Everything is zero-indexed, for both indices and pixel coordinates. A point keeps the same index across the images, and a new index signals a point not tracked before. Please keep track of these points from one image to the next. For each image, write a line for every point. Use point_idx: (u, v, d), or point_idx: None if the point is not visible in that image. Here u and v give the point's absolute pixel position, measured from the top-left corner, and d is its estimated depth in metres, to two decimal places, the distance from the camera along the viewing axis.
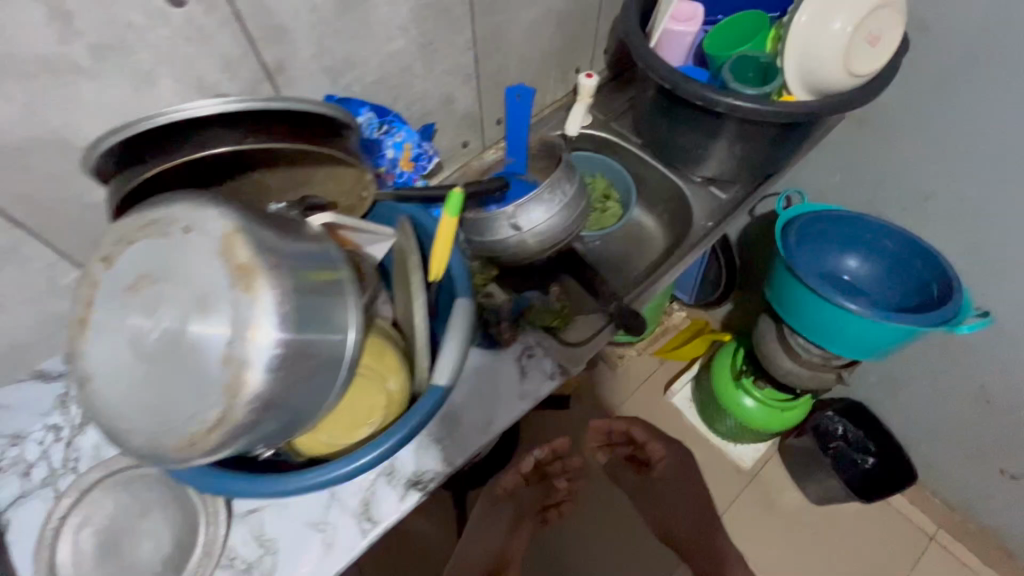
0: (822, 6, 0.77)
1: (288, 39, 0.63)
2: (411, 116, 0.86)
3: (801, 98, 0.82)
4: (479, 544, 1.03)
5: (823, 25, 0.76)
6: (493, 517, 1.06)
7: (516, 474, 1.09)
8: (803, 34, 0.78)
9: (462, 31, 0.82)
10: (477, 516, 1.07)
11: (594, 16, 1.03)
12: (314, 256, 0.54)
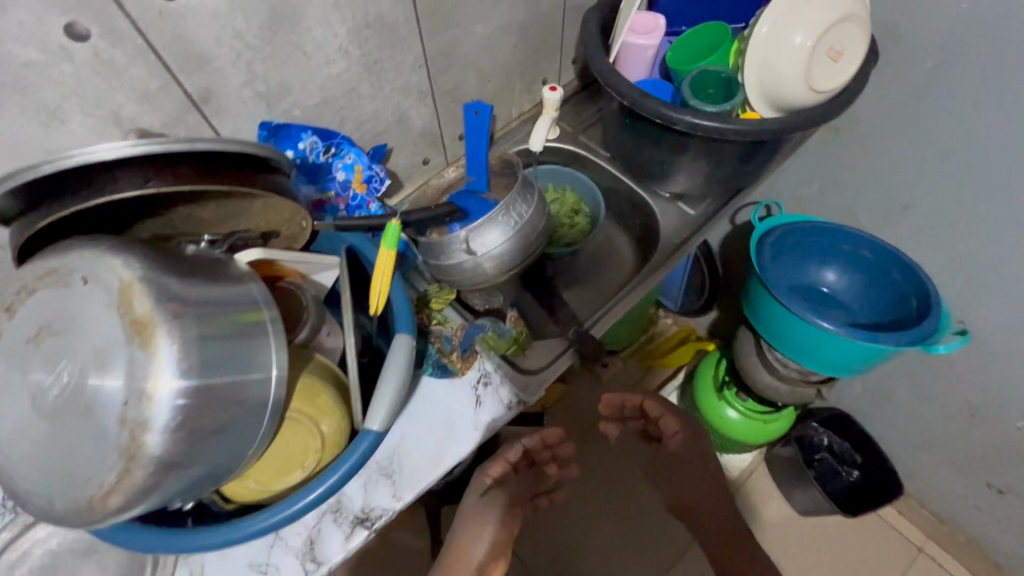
0: (782, 17, 0.73)
1: (212, 67, 0.60)
2: (362, 136, 0.84)
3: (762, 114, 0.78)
4: (471, 543, 0.89)
5: (783, 37, 0.73)
6: (487, 510, 0.92)
7: (505, 461, 0.98)
8: (762, 47, 0.75)
9: (411, 49, 0.79)
10: (467, 507, 0.94)
11: (558, 27, 1.00)
12: (230, 301, 0.51)
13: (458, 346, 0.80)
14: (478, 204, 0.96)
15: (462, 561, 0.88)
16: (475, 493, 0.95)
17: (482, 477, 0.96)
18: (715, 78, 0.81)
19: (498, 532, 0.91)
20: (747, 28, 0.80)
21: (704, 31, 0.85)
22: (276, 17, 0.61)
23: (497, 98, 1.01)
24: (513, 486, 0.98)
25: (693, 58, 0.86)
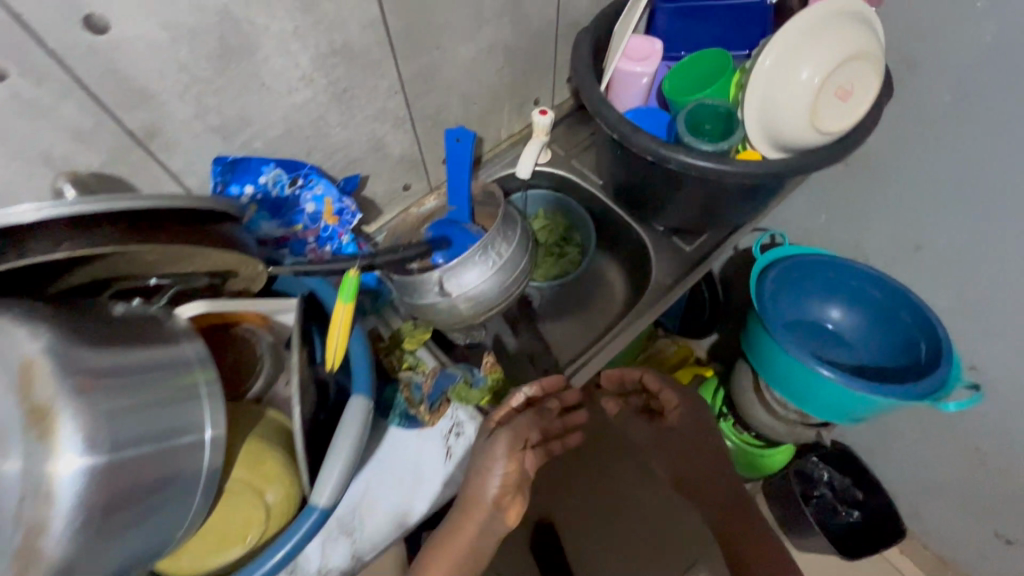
0: (789, 51, 0.67)
1: (156, 103, 0.55)
2: (334, 165, 0.78)
3: (763, 153, 0.72)
4: (482, 480, 0.67)
5: (789, 74, 0.67)
6: (494, 450, 0.68)
7: (513, 408, 0.73)
8: (764, 83, 0.68)
9: (384, 75, 0.73)
10: (475, 448, 0.71)
11: (551, 46, 0.94)
12: (151, 369, 0.47)
13: (428, 393, 0.75)
14: (459, 236, 0.91)
15: (473, 494, 0.68)
16: (478, 437, 0.71)
17: (485, 423, 0.72)
18: (713, 112, 0.75)
19: (512, 463, 0.68)
20: (749, 60, 0.73)
21: (704, 59, 0.78)
22: (227, 48, 0.56)
23: (483, 121, 0.95)
24: (522, 422, 0.71)
25: (691, 89, 0.80)
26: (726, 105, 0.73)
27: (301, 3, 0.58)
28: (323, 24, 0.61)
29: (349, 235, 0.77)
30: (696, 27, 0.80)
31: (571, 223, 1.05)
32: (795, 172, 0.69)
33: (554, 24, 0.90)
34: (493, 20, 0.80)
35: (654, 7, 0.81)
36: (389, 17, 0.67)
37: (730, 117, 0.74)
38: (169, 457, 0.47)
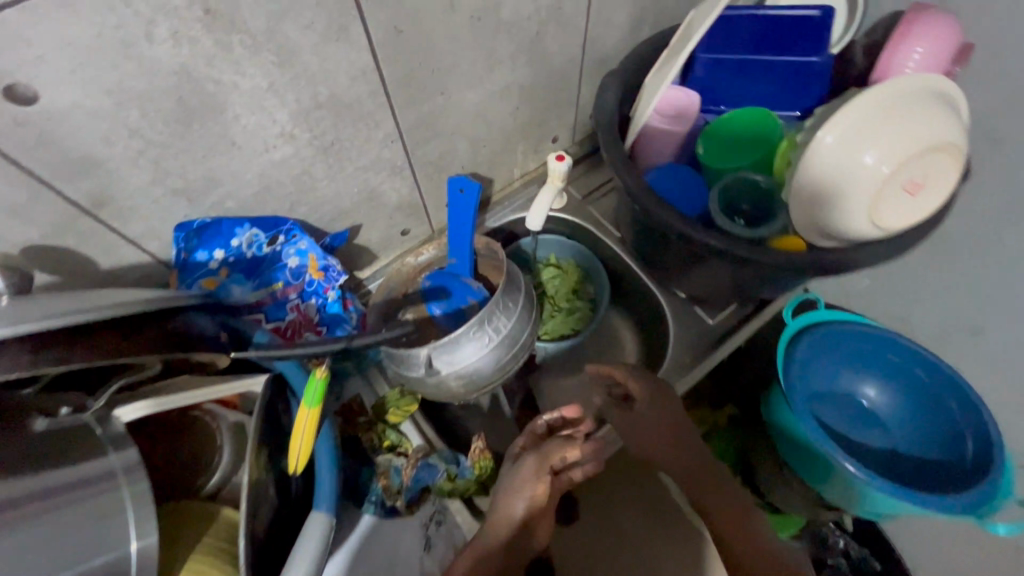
0: (856, 125, 0.56)
1: (105, 171, 0.48)
2: (321, 217, 0.71)
3: (809, 240, 0.62)
4: (510, 500, 0.64)
5: (852, 154, 0.56)
6: (521, 472, 0.66)
7: (536, 433, 0.74)
8: (825, 161, 0.58)
9: (378, 126, 0.64)
10: (501, 472, 0.69)
11: (575, 84, 0.84)
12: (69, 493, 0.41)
13: (409, 481, 0.66)
14: (458, 290, 0.84)
15: (498, 517, 0.63)
16: (506, 462, 0.71)
17: (509, 448, 0.73)
18: (753, 187, 0.67)
19: (541, 484, 0.65)
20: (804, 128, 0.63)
21: (751, 116, 0.69)
22: (188, 110, 0.48)
23: (493, 163, 0.86)
24: (552, 447, 0.68)
25: (731, 150, 0.70)
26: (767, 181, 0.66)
27: (276, 58, 0.50)
28: (303, 78, 0.53)
29: (335, 288, 0.71)
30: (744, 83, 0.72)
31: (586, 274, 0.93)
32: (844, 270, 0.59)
33: (578, 61, 0.80)
34: (508, 61, 0.70)
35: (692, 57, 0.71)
36: (383, 66, 0.58)
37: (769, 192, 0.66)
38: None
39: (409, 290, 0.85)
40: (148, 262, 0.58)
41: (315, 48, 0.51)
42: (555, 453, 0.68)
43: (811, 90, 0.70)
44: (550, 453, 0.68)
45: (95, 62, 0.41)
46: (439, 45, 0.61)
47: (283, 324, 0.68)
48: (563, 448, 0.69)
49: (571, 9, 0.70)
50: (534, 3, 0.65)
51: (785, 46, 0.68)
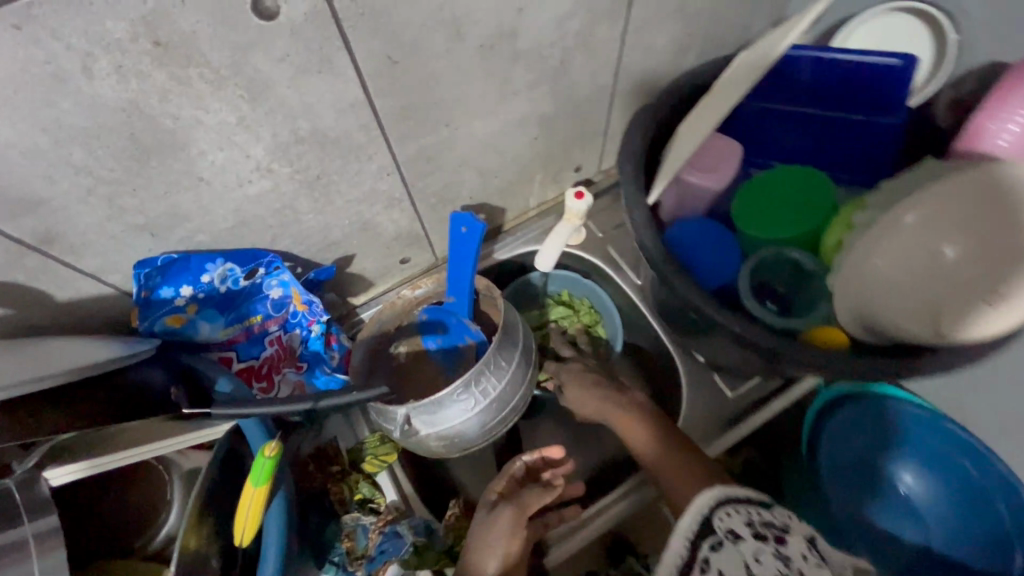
0: (945, 207, 0.49)
1: (50, 209, 0.43)
2: (309, 249, 0.65)
3: (848, 330, 0.55)
4: (482, 557, 0.57)
5: (930, 243, 0.49)
6: (498, 527, 0.59)
7: (513, 477, 0.66)
8: (893, 240, 0.50)
9: (371, 158, 0.58)
10: (473, 523, 0.61)
11: (605, 113, 0.74)
12: None
13: (372, 548, 0.61)
14: (455, 328, 0.78)
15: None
16: (479, 511, 0.62)
17: (486, 496, 0.63)
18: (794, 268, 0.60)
19: (515, 541, 0.59)
20: (862, 210, 0.57)
21: (798, 179, 0.61)
22: (143, 148, 0.43)
23: (506, 194, 0.78)
24: (531, 497, 0.62)
25: (774, 213, 0.61)
26: (809, 262, 0.59)
27: (245, 91, 0.43)
28: (279, 112, 0.47)
29: (320, 321, 0.65)
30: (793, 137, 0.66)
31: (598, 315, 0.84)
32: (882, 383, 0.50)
33: (610, 90, 0.70)
34: (525, 91, 0.62)
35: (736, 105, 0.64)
36: (376, 99, 0.51)
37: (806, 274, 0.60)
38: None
39: (402, 322, 0.79)
40: (112, 295, 0.54)
41: (292, 81, 0.45)
42: (534, 504, 0.62)
43: (868, 152, 0.63)
44: (529, 504, 0.61)
45: (25, 100, 0.36)
46: (442, 76, 0.53)
47: (257, 362, 0.63)
48: (543, 496, 0.62)
49: (603, 36, 0.61)
50: (559, 30, 0.57)
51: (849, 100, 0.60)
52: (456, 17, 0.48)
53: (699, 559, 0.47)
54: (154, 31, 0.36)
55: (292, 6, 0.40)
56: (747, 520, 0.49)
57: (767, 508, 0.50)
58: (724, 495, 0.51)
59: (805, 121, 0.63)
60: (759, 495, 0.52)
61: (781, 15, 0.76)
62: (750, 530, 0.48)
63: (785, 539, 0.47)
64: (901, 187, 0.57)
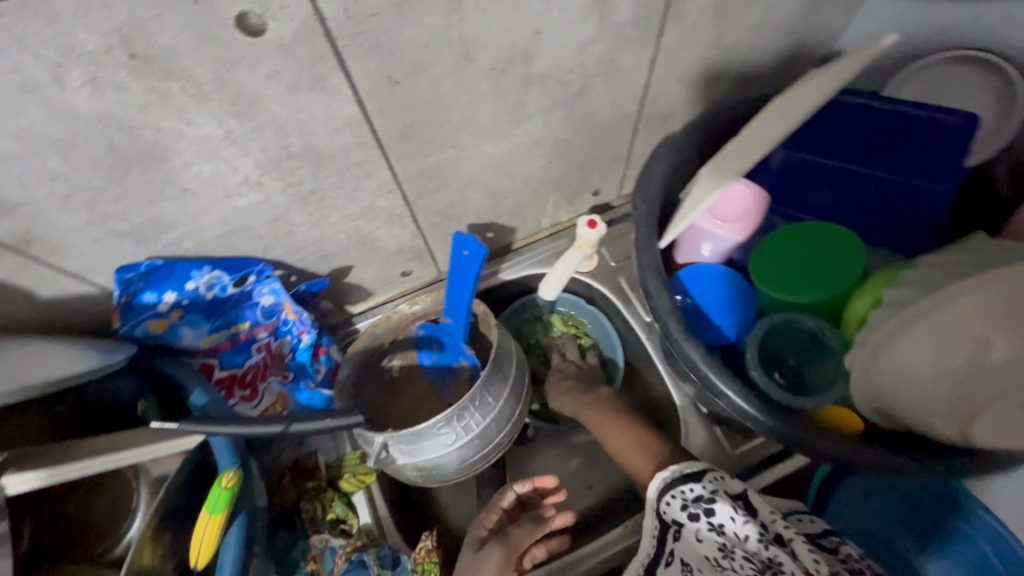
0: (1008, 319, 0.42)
1: (26, 212, 0.42)
2: (303, 261, 0.62)
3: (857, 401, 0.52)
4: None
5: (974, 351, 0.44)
6: (489, 568, 0.56)
7: (503, 510, 0.63)
8: (931, 336, 0.45)
9: (370, 176, 0.55)
10: (461, 562, 0.58)
11: (629, 139, 0.69)
12: None
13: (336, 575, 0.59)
14: (451, 348, 0.70)
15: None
16: (467, 550, 0.60)
17: (475, 532, 0.61)
18: (809, 334, 0.58)
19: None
20: (898, 285, 0.52)
21: (830, 239, 0.58)
22: (122, 158, 0.41)
23: (517, 215, 0.73)
24: (519, 535, 0.60)
25: (797, 273, 0.59)
26: (830, 335, 0.56)
27: (232, 106, 0.41)
28: (269, 128, 0.44)
29: (310, 332, 0.64)
30: (831, 192, 0.61)
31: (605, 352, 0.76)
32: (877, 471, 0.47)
33: (635, 117, 0.65)
34: (540, 115, 0.58)
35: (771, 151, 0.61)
36: (375, 117, 0.48)
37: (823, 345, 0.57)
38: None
39: (398, 336, 0.70)
40: (96, 295, 0.53)
41: (282, 98, 0.42)
42: (522, 543, 0.59)
43: (910, 223, 0.59)
44: (518, 542, 0.59)
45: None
46: (449, 97, 0.50)
47: (240, 370, 0.62)
48: (533, 533, 0.61)
49: (629, 63, 0.57)
50: (578, 55, 0.53)
51: (898, 163, 0.57)
52: (464, 38, 0.45)
53: (663, 553, 0.51)
54: (129, 44, 0.34)
55: (280, 24, 0.37)
56: (681, 499, 0.49)
57: (702, 477, 0.50)
58: (666, 478, 0.51)
59: (845, 179, 0.59)
60: (693, 464, 0.52)
61: (833, 50, 0.70)
62: (687, 509, 0.49)
63: (714, 507, 0.47)
64: (967, 262, 0.50)
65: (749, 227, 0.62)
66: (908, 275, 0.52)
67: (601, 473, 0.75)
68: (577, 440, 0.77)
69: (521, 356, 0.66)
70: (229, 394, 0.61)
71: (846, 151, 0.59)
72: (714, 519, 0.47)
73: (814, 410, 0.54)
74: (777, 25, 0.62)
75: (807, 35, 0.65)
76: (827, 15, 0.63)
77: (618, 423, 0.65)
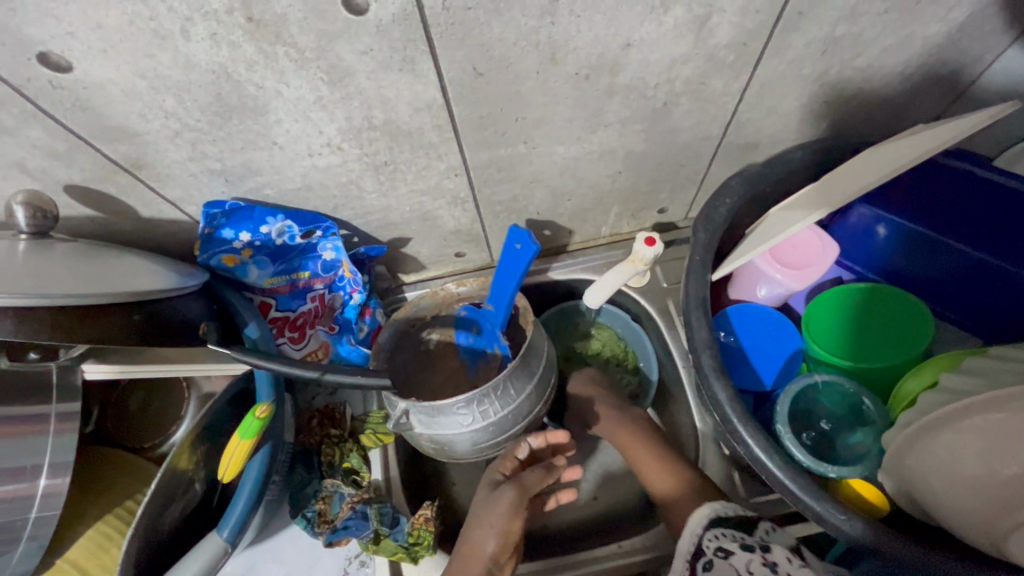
0: None
1: (139, 140, 0.47)
2: (367, 225, 0.66)
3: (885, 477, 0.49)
4: (482, 533, 0.58)
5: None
6: (500, 507, 0.58)
7: (518, 460, 0.65)
8: (991, 440, 0.42)
9: (441, 158, 0.57)
10: (475, 500, 0.61)
11: (706, 163, 0.67)
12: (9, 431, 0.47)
13: (340, 520, 0.62)
14: (488, 334, 0.72)
15: (470, 551, 0.57)
16: (481, 491, 0.62)
17: (491, 475, 0.63)
18: (851, 400, 0.56)
19: (515, 521, 0.59)
20: (958, 372, 0.49)
21: (901, 307, 0.58)
22: (226, 106, 0.45)
23: (577, 218, 0.73)
24: (530, 477, 0.61)
25: (859, 333, 0.58)
26: (872, 408, 0.55)
27: (326, 75, 0.44)
28: (356, 99, 0.47)
29: (362, 292, 0.68)
30: (908, 258, 0.60)
31: (637, 371, 0.76)
32: (894, 559, 0.45)
33: (717, 142, 0.63)
34: (616, 126, 0.58)
35: (853, 202, 0.61)
36: (454, 104, 0.50)
37: (862, 414, 0.56)
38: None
39: (440, 312, 0.73)
40: (185, 222, 0.59)
41: (372, 74, 0.45)
42: (535, 486, 0.61)
43: (999, 307, 0.56)
44: (530, 485, 0.60)
45: (130, 50, 0.39)
46: (528, 95, 0.51)
47: (294, 314, 0.67)
48: (545, 479, 0.62)
49: (718, 87, 0.55)
50: (666, 72, 0.52)
51: (993, 242, 0.54)
52: (554, 41, 0.46)
53: None
54: (248, 8, 0.38)
55: (382, 7, 0.40)
56: (730, 534, 0.51)
57: (749, 526, 0.51)
58: (713, 513, 0.53)
59: (926, 247, 0.58)
60: (739, 511, 0.53)
61: (950, 105, 0.64)
62: (738, 542, 0.50)
63: (769, 549, 0.48)
64: None
65: (813, 277, 0.61)
66: (971, 362, 0.49)
67: (608, 487, 0.75)
68: (592, 450, 0.77)
69: (550, 357, 0.67)
70: (280, 334, 0.67)
71: (937, 218, 0.57)
72: (767, 552, 0.47)
73: (836, 480, 0.52)
74: (890, 70, 0.57)
75: (921, 85, 0.61)
76: (949, 66, 0.58)
77: (641, 440, 0.66)
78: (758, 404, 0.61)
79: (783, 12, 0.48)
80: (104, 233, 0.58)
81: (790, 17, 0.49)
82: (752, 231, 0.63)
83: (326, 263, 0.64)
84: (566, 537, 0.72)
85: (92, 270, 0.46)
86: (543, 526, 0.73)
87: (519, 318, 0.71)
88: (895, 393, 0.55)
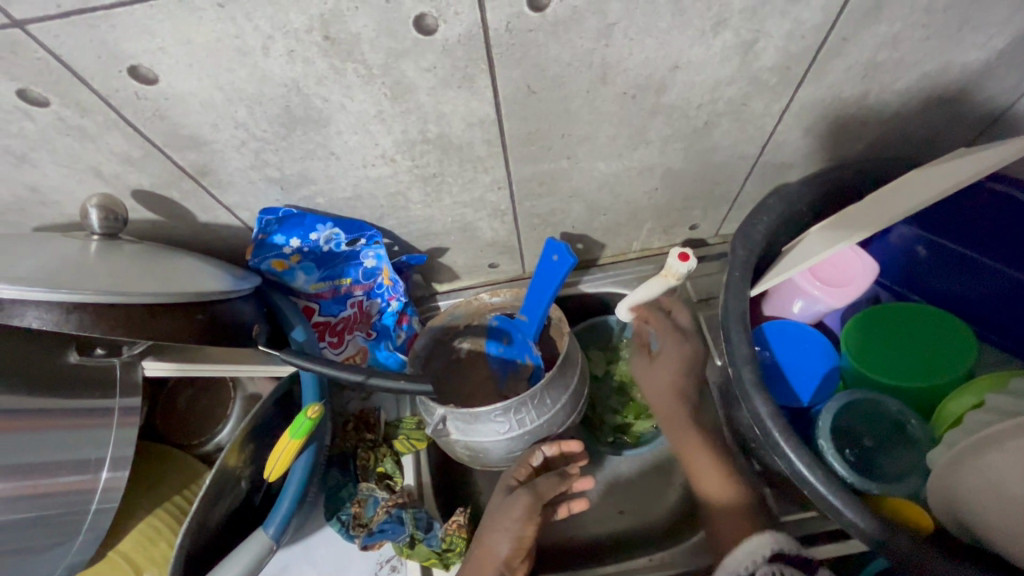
0: None
1: (208, 149, 0.50)
2: (409, 235, 0.68)
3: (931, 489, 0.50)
4: (496, 537, 0.58)
5: None
6: (514, 512, 0.59)
7: (532, 467, 0.63)
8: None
9: (487, 171, 0.59)
10: (489, 506, 0.62)
11: (741, 182, 0.68)
12: (75, 424, 0.50)
13: (375, 523, 0.63)
14: (519, 344, 0.73)
15: (482, 554, 0.58)
16: (495, 495, 0.62)
17: (505, 479, 0.63)
18: (890, 419, 0.56)
19: (529, 526, 0.59)
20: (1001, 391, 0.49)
21: (936, 325, 0.59)
22: (292, 118, 0.48)
23: (611, 233, 0.75)
24: (546, 484, 0.61)
25: (900, 355, 0.59)
26: (916, 428, 0.55)
27: (389, 90, 0.47)
28: (414, 114, 0.49)
29: (400, 300, 0.69)
30: (947, 280, 0.61)
31: None
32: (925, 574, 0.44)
33: (753, 161, 0.65)
34: (658, 143, 0.59)
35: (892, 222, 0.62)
36: (506, 120, 0.52)
37: (902, 434, 0.56)
38: (59, 498, 0.49)
39: (473, 321, 0.74)
40: (238, 227, 0.61)
41: (432, 90, 0.47)
42: (550, 492, 0.61)
43: None
44: (544, 492, 0.61)
45: (212, 65, 0.42)
46: (576, 113, 0.53)
47: (335, 319, 0.69)
48: (559, 486, 0.62)
49: (759, 108, 0.56)
50: (711, 93, 0.53)
51: None
52: (606, 62, 0.48)
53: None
54: (327, 27, 0.40)
55: (450, 28, 0.42)
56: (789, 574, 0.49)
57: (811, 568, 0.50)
58: (773, 548, 0.52)
59: (962, 269, 0.60)
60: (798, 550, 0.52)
61: (986, 130, 0.65)
62: None
63: None
64: None
65: (852, 295, 0.62)
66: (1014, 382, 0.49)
67: (635, 501, 0.75)
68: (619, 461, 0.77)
69: (584, 368, 0.68)
70: (321, 338, 0.69)
71: (976, 239, 0.58)
72: None
73: (879, 496, 0.52)
74: (927, 95, 0.59)
75: (958, 109, 0.62)
76: (985, 93, 0.60)
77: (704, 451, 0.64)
78: (794, 418, 0.61)
79: (827, 38, 0.50)
80: (163, 236, 0.61)
81: (833, 43, 0.50)
82: (789, 248, 0.64)
83: (369, 270, 0.66)
84: (592, 550, 0.72)
85: (159, 272, 0.48)
86: (570, 537, 0.73)
87: (551, 328, 0.72)
88: (937, 412, 0.56)
